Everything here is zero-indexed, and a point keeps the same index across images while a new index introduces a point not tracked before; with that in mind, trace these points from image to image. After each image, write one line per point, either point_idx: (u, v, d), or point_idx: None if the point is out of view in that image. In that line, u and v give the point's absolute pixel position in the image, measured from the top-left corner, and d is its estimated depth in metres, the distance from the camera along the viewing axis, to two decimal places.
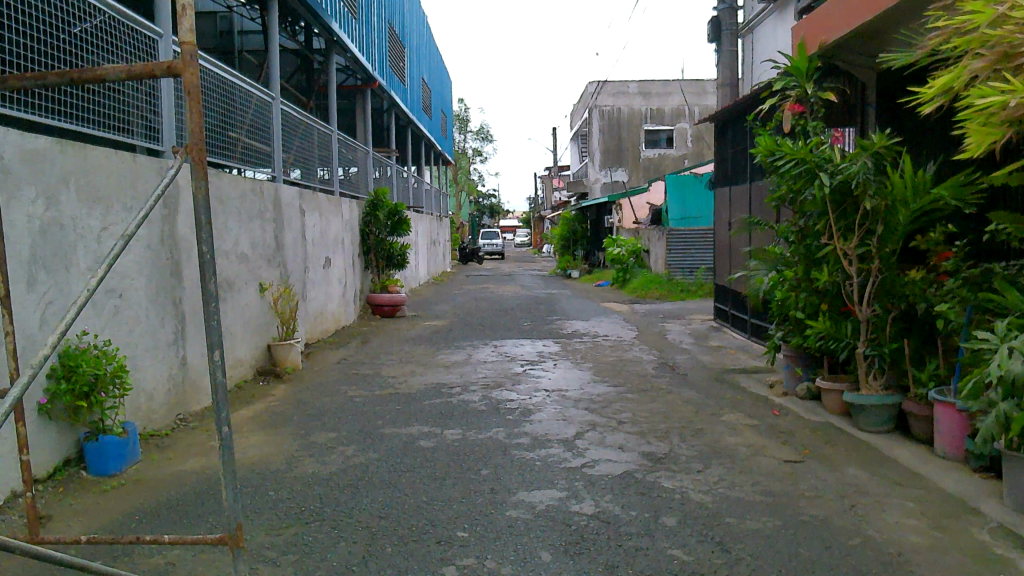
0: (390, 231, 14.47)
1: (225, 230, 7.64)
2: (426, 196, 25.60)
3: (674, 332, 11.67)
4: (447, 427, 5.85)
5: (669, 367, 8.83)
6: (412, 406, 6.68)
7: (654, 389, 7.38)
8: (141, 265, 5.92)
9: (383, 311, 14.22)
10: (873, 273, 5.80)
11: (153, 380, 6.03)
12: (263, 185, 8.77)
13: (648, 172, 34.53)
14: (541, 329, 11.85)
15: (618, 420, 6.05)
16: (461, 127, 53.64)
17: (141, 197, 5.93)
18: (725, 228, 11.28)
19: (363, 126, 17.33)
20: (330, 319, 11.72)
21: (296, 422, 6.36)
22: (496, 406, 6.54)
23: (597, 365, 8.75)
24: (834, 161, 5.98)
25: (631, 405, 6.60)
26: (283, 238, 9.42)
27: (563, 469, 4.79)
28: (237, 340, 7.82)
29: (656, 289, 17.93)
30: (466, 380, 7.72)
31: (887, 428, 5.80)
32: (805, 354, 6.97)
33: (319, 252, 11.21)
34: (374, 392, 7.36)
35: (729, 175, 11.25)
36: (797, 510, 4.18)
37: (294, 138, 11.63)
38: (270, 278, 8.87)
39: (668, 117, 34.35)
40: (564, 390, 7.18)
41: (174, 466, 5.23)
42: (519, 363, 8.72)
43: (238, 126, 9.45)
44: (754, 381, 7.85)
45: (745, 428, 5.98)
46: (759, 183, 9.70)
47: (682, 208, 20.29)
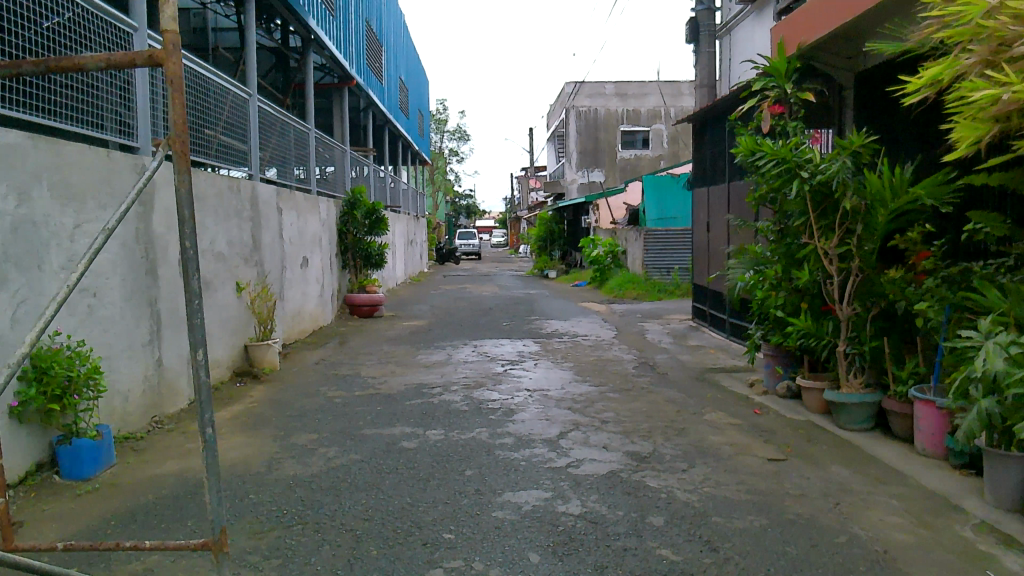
0: (367, 231, 14.35)
1: (201, 228, 7.51)
2: (403, 195, 25.45)
3: (653, 332, 11.70)
4: (429, 428, 5.79)
5: (650, 366, 8.83)
6: (392, 407, 6.61)
7: (635, 389, 7.38)
8: (116, 265, 5.79)
9: (361, 312, 14.10)
10: (853, 272, 5.83)
11: (128, 382, 5.90)
12: (240, 183, 8.64)
13: (625, 173, 34.65)
14: (521, 330, 11.83)
15: (601, 420, 6.03)
16: (437, 127, 53.41)
17: (116, 194, 5.80)
18: (704, 229, 11.35)
19: (339, 124, 17.17)
20: (308, 319, 11.58)
21: (275, 423, 6.26)
22: (479, 406, 6.49)
23: (578, 364, 8.75)
24: (813, 161, 6.02)
25: (614, 405, 6.59)
26: (260, 237, 9.28)
27: (548, 469, 4.75)
28: (214, 341, 7.69)
29: (633, 289, 17.99)
30: (447, 380, 7.66)
31: (867, 426, 5.84)
32: (785, 353, 7.02)
33: (297, 251, 11.09)
34: (354, 393, 7.27)
35: (707, 176, 11.32)
36: (782, 508, 4.19)
37: (269, 136, 11.47)
38: (248, 277, 8.73)
39: (645, 118, 34.50)
40: (546, 390, 7.15)
41: (150, 470, 5.11)
42: (499, 363, 8.68)
43: (213, 123, 9.31)
44: (735, 380, 7.88)
45: (728, 427, 5.99)
46: (737, 183, 9.76)
47: (659, 208, 20.35)
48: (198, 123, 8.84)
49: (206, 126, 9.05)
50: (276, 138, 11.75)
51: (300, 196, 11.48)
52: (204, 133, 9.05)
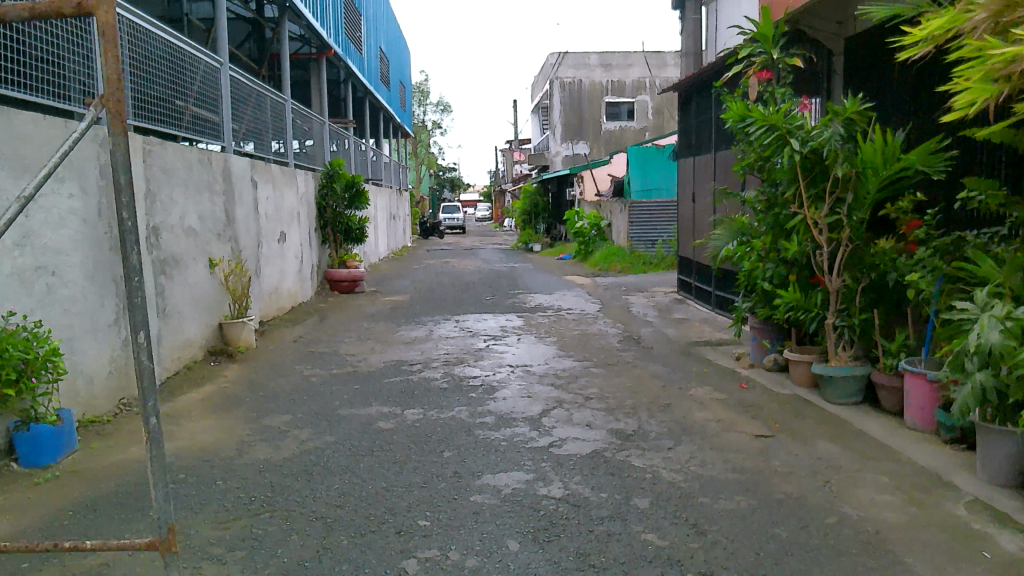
0: (347, 205, 14.03)
1: (170, 202, 7.22)
2: (385, 168, 25.03)
3: (638, 306, 11.52)
4: (407, 407, 5.60)
5: (635, 340, 8.66)
6: (370, 385, 6.41)
7: (620, 363, 7.22)
8: (77, 241, 5.52)
9: (341, 287, 13.87)
10: (843, 243, 5.65)
11: (93, 363, 5.66)
12: (211, 155, 8.32)
13: (609, 145, 34.28)
14: (504, 304, 11.63)
15: (585, 396, 5.86)
16: (419, 99, 52.66)
17: (74, 167, 5.52)
18: (689, 200, 11.15)
19: (317, 95, 16.74)
20: (286, 295, 11.32)
21: (247, 404, 6.05)
22: (459, 384, 6.31)
23: (562, 339, 8.58)
24: (805, 127, 5.84)
25: (598, 380, 6.43)
26: (234, 212, 8.98)
27: (529, 450, 4.58)
28: (185, 319, 7.45)
29: (618, 262, 17.79)
30: (427, 357, 7.46)
31: (856, 400, 5.72)
32: (772, 326, 6.88)
33: (274, 226, 10.80)
34: (331, 371, 7.08)
35: (692, 146, 11.10)
36: (770, 487, 4.06)
37: (244, 108, 11.13)
38: (221, 253, 8.45)
39: (629, 89, 34.08)
40: (529, 366, 6.97)
41: (114, 455, 4.91)
42: (481, 339, 8.50)
43: (182, 93, 8.98)
44: (721, 353, 7.74)
45: (714, 402, 5.85)
46: (724, 152, 9.58)
47: (644, 180, 20.08)
48: (163, 92, 8.50)
49: (172, 96, 8.72)
50: (251, 111, 11.42)
51: (277, 169, 11.16)
52: (172, 103, 8.71)
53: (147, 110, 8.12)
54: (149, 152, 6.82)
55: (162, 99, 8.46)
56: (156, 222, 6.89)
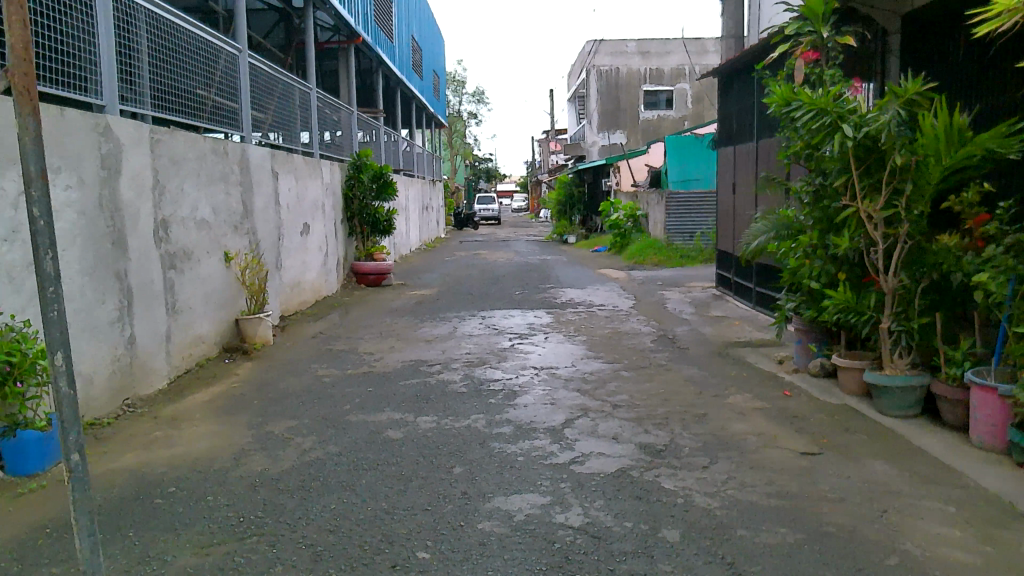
0: (374, 196, 13.63)
1: (180, 193, 6.95)
2: (417, 158, 24.69)
3: (674, 301, 11.00)
4: (420, 414, 5.22)
5: (669, 340, 8.17)
6: (384, 388, 6.05)
7: (652, 366, 6.75)
8: (74, 234, 5.28)
9: (368, 281, 13.59)
10: (900, 238, 5.11)
11: (91, 363, 5.40)
12: (227, 145, 8.04)
13: (647, 135, 33.56)
14: (534, 299, 11.21)
15: (613, 404, 5.41)
16: (454, 89, 52.31)
17: (70, 156, 5.27)
18: (729, 191, 10.58)
19: (346, 85, 16.46)
20: (309, 289, 11.05)
21: (254, 407, 5.73)
22: (478, 387, 5.91)
23: (591, 338, 8.13)
24: (859, 111, 5.33)
25: (627, 386, 5.98)
26: (252, 203, 8.70)
27: (547, 467, 4.15)
28: (197, 315, 7.18)
29: (653, 255, 17.25)
30: (448, 357, 7.08)
31: (912, 413, 5.18)
32: (818, 328, 6.35)
33: (296, 218, 10.54)
34: (345, 371, 6.73)
35: (732, 134, 10.52)
36: (817, 517, 3.58)
37: (268, 98, 10.88)
38: (237, 246, 8.17)
39: (668, 77, 33.29)
40: (553, 368, 6.54)
41: (106, 463, 4.62)
42: (506, 337, 8.09)
43: (202, 82, 8.73)
44: (761, 356, 7.21)
45: (753, 412, 5.35)
46: (766, 140, 9.02)
47: (682, 169, 19.41)
48: (182, 81, 8.25)
49: (192, 85, 8.47)
50: (276, 101, 11.16)
51: (300, 160, 10.87)
52: (191, 92, 8.46)
53: (165, 98, 7.86)
54: (156, 141, 6.54)
55: (180, 87, 8.21)
56: (165, 214, 6.63)
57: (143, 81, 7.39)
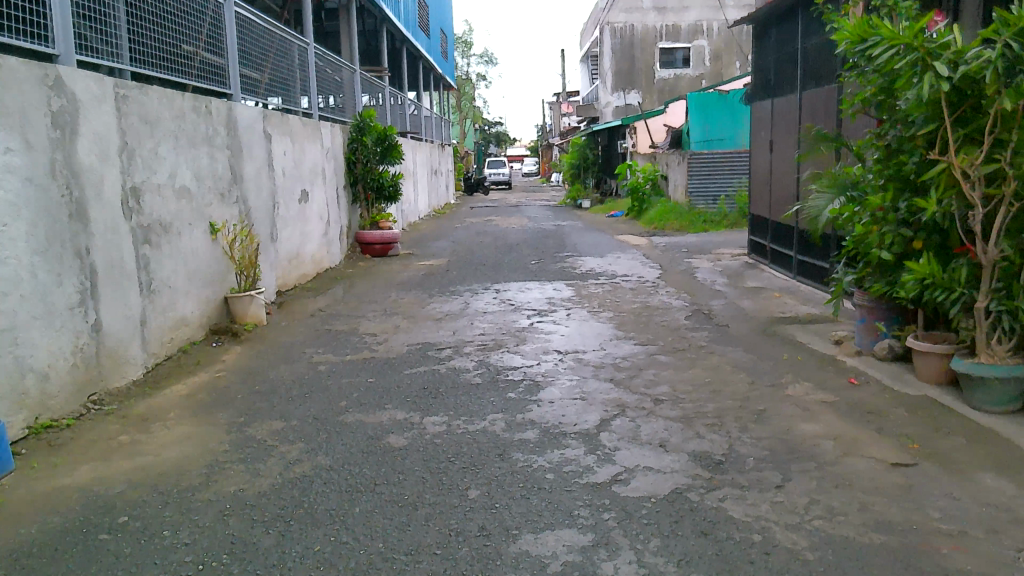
0: (379, 159, 12.78)
1: (155, 156, 6.13)
2: (425, 121, 23.64)
3: (703, 271, 10.13)
4: (428, 413, 4.43)
5: (705, 316, 7.32)
6: (386, 379, 5.26)
7: (692, 349, 5.93)
8: (20, 206, 4.50)
9: (374, 251, 12.79)
10: (1007, 200, 4.25)
11: (47, 357, 4.67)
12: (211, 103, 7.17)
13: (663, 95, 32.26)
14: (551, 270, 10.36)
15: (654, 399, 4.60)
16: (462, 51, 50.83)
17: (11, 114, 4.46)
18: (766, 149, 9.65)
19: (348, 41, 15.44)
20: (309, 261, 10.26)
21: (237, 404, 4.97)
22: (495, 378, 5.11)
23: (618, 314, 7.30)
24: (954, 47, 4.44)
25: (667, 375, 5.16)
26: (241, 168, 7.86)
27: (584, 488, 3.36)
28: (178, 295, 6.41)
29: (674, 221, 16.34)
30: (459, 339, 6.28)
31: (1012, 409, 4.37)
32: (888, 304, 5.51)
33: (294, 185, 9.72)
34: (345, 357, 5.96)
35: (770, 87, 9.56)
36: (938, 562, 2.79)
37: (263, 55, 9.96)
38: (224, 216, 7.36)
39: (685, 34, 31.93)
40: (580, 353, 5.73)
41: (54, 481, 3.89)
42: (524, 314, 7.28)
43: (188, 35, 7.84)
44: (813, 335, 6.37)
45: (820, 408, 4.53)
46: (813, 92, 8.08)
47: (705, 129, 18.32)
48: (161, 32, 7.33)
49: (175, 38, 7.58)
50: (272, 59, 10.26)
51: (298, 121, 9.99)
52: (175, 46, 7.58)
53: (144, 52, 6.99)
54: (123, 97, 5.70)
55: (161, 40, 7.33)
56: (136, 182, 5.82)
57: (117, 31, 6.50)
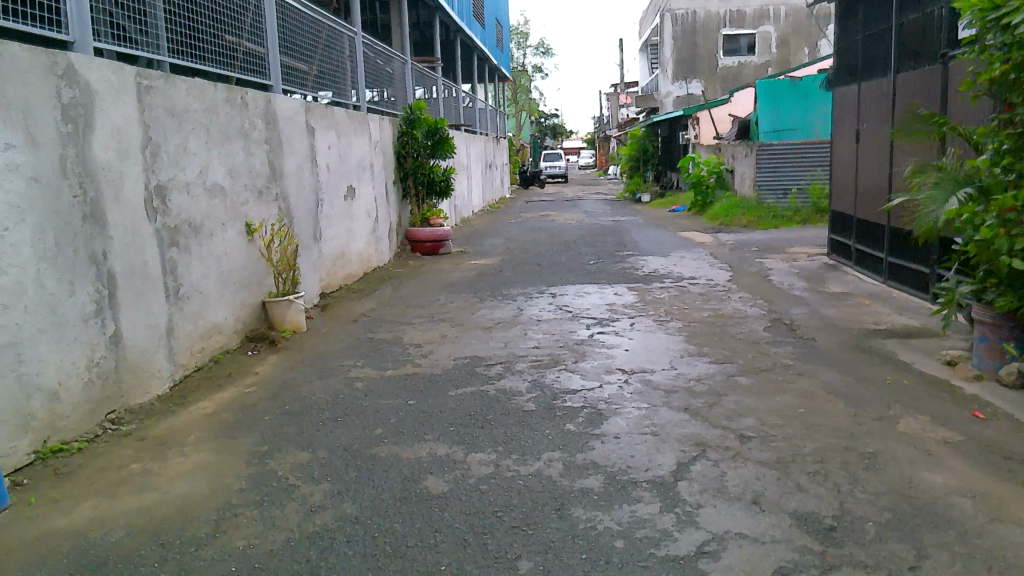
0: (430, 153, 12.24)
1: (184, 152, 5.68)
2: (479, 114, 23.07)
3: (778, 273, 9.26)
4: (473, 449, 3.82)
5: (787, 327, 6.52)
6: (428, 401, 4.68)
7: (777, 369, 5.16)
8: (22, 208, 4.05)
9: (424, 249, 12.27)
10: None
11: (56, 373, 4.23)
12: (245, 94, 6.70)
13: (726, 83, 30.95)
14: (611, 271, 9.65)
15: (739, 437, 3.89)
16: (518, 42, 50.11)
17: (13, 106, 4.01)
18: (852, 139, 8.74)
19: (400, 31, 14.92)
20: (356, 260, 9.79)
21: (263, 429, 4.45)
22: (551, 404, 4.46)
23: (688, 324, 6.56)
24: None
25: (752, 404, 4.42)
26: (281, 164, 7.40)
27: (663, 565, 2.69)
28: (210, 301, 5.96)
29: (741, 216, 15.43)
30: (511, 353, 5.65)
31: None
32: (1015, 322, 4.69)
33: (340, 180, 9.26)
34: (385, 372, 5.40)
35: (856, 70, 8.65)
36: None
37: (310, 46, 9.49)
38: (261, 215, 6.89)
39: (749, 20, 30.57)
40: (648, 373, 5.03)
41: (49, 522, 3.41)
42: (583, 324, 6.61)
43: (228, 24, 7.37)
44: (918, 353, 5.52)
45: (944, 451, 3.75)
46: (910, 74, 7.18)
47: (775, 118, 17.18)
48: (200, 21, 6.86)
49: (218, 27, 7.15)
50: (321, 50, 9.81)
51: (344, 114, 9.51)
52: (217, 36, 7.15)
53: (185, 41, 6.57)
54: (146, 88, 5.24)
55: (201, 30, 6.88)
56: (161, 180, 5.37)
57: (154, 19, 6.07)
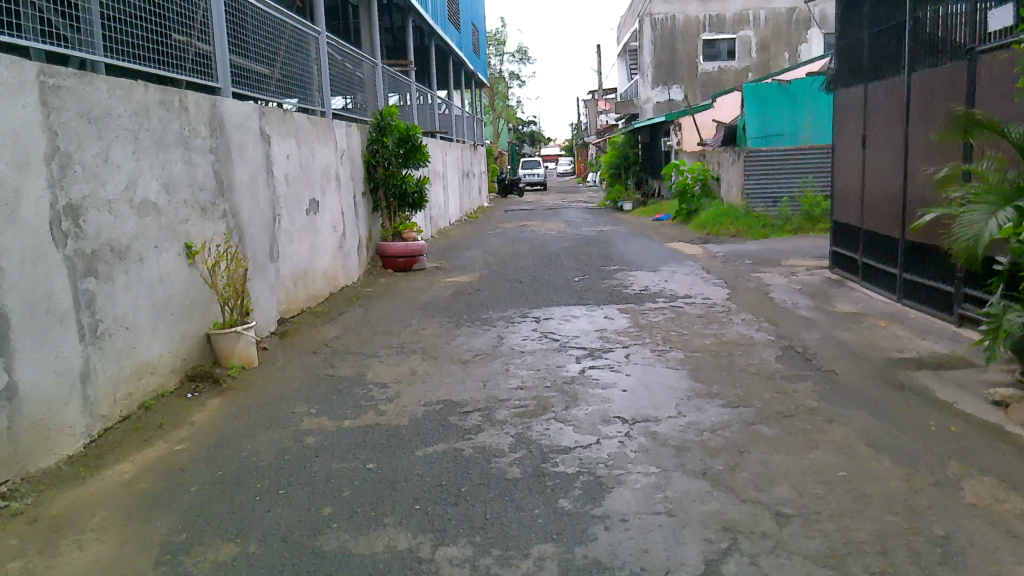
0: (402, 162, 11.43)
1: (105, 164, 4.81)
2: (456, 122, 22.29)
3: (779, 289, 8.55)
4: (444, 542, 3.02)
5: (801, 356, 5.78)
6: (391, 465, 3.86)
7: (803, 414, 4.41)
8: None
9: (397, 264, 11.43)
10: None
11: None
12: (185, 97, 5.85)
13: (707, 89, 30.45)
14: (599, 289, 8.88)
15: (775, 517, 3.12)
16: (495, 49, 49.48)
17: None
18: (859, 144, 8.06)
19: (370, 33, 14.09)
20: (321, 280, 8.93)
21: (187, 506, 3.60)
22: (540, 469, 3.67)
23: (690, 355, 5.80)
24: None
25: (783, 464, 3.65)
26: (229, 176, 6.54)
27: None
28: (141, 338, 5.09)
29: (729, 225, 14.79)
30: (491, 397, 4.85)
31: None
32: None
33: (301, 192, 8.42)
34: (343, 423, 4.57)
35: (863, 70, 7.97)
36: None
37: (270, 45, 8.59)
38: (205, 235, 6.03)
39: (729, 25, 30.11)
40: (653, 423, 4.25)
41: None
42: (572, 355, 5.83)
43: (175, 18, 6.47)
44: (959, 390, 4.80)
45: None
46: (930, 71, 6.50)
47: (763, 123, 16.60)
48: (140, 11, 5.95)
49: (164, 22, 6.27)
50: (283, 51, 8.94)
51: (304, 120, 8.65)
52: (161, 31, 6.25)
53: (124, 38, 5.73)
54: (55, 88, 4.37)
55: (143, 23, 5.98)
56: (74, 198, 4.49)
57: (87, 12, 5.23)
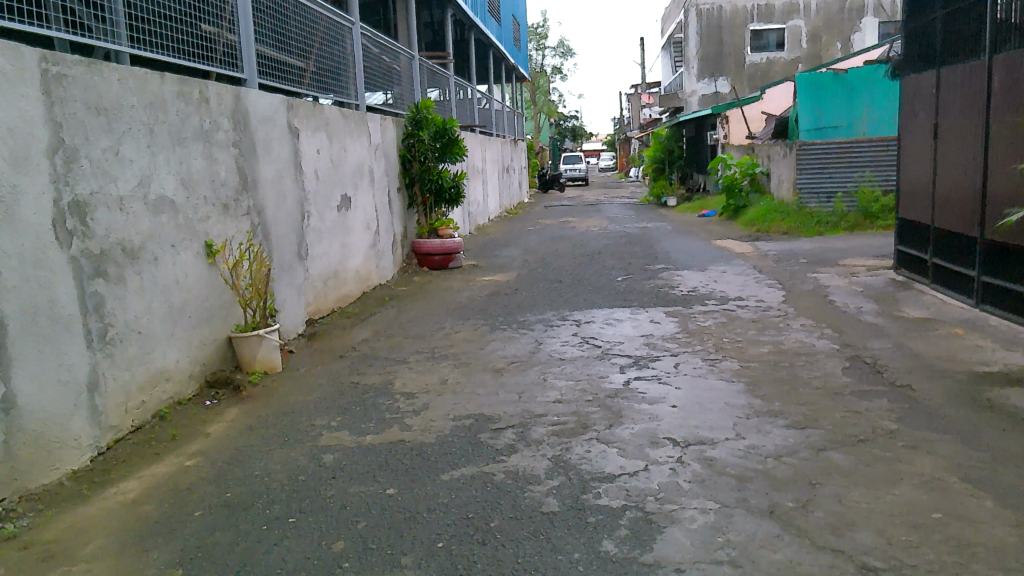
0: (439, 156, 11.07)
1: (115, 157, 4.51)
2: (496, 116, 21.89)
3: (839, 291, 7.96)
4: None
5: (870, 368, 5.23)
6: (413, 491, 3.47)
7: (878, 439, 3.88)
8: None
9: (433, 262, 11.09)
10: None
11: None
12: (206, 88, 5.55)
13: (754, 81, 29.51)
14: (644, 290, 8.38)
15: (858, 571, 2.64)
16: (537, 43, 48.97)
17: None
18: (931, 135, 7.40)
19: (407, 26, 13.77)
20: (352, 279, 8.60)
21: (187, 535, 3.25)
22: (581, 502, 3.23)
23: (746, 365, 5.29)
24: None
25: (862, 503, 3.15)
26: (254, 171, 6.23)
27: None
28: (155, 343, 4.79)
29: (780, 222, 14.13)
30: (526, 412, 4.43)
31: None
32: None
33: (332, 189, 8.11)
34: (364, 439, 4.20)
35: (936, 54, 7.31)
36: None
37: (304, 37, 8.25)
38: (226, 233, 5.72)
39: (778, 14, 29.09)
40: (707, 447, 3.78)
41: None
42: (616, 365, 5.37)
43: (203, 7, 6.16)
44: None
45: None
46: (1014, 52, 5.86)
47: (817, 115, 15.84)
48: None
49: (192, 11, 5.97)
50: (318, 43, 8.61)
51: (335, 114, 8.31)
52: (189, 20, 5.93)
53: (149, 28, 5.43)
54: (60, 78, 4.08)
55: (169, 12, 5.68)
56: (80, 194, 4.19)
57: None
